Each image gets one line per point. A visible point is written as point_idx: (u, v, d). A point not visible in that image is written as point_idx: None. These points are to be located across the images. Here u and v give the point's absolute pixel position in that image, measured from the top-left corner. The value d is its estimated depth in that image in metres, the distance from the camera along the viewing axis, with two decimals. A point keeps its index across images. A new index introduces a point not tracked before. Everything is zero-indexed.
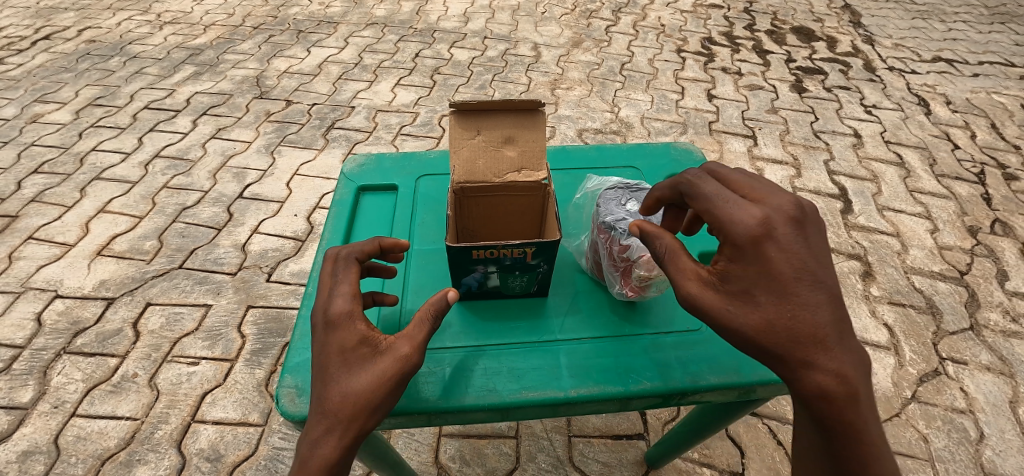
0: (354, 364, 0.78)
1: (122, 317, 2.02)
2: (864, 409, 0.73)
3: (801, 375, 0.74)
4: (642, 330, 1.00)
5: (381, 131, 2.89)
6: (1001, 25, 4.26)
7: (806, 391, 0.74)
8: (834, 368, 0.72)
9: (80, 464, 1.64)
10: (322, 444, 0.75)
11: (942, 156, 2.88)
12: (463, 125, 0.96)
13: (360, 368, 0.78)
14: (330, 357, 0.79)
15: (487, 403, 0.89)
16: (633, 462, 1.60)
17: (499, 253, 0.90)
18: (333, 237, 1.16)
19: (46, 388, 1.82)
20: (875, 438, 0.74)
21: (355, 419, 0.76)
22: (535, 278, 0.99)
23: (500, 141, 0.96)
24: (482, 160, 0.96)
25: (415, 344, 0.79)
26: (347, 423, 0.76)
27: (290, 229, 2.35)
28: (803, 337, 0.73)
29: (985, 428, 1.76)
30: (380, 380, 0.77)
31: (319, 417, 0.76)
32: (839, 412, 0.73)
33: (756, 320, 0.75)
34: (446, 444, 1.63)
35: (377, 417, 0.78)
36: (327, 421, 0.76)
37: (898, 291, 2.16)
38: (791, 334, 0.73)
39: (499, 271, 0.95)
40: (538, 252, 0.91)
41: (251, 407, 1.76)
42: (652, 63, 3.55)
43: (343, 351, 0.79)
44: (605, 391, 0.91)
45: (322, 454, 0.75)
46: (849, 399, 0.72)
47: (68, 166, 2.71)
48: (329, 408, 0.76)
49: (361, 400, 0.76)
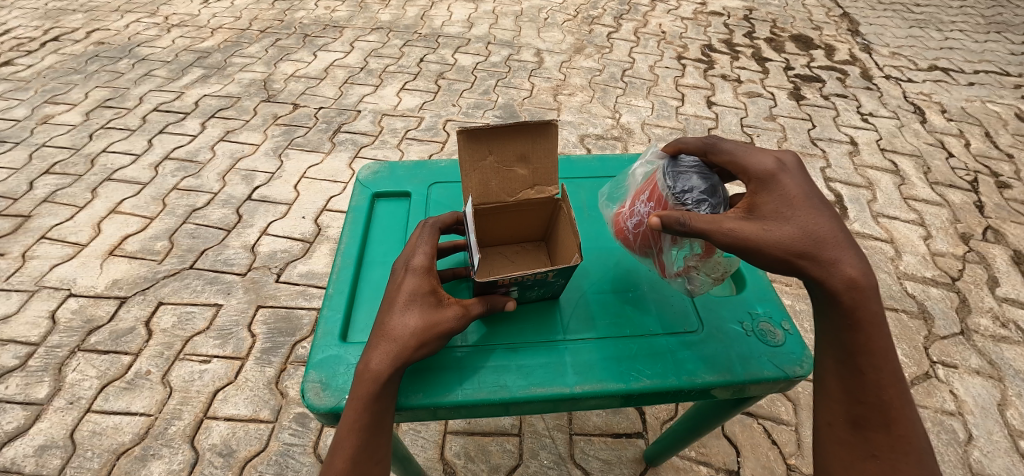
0: (420, 309, 0.90)
1: (135, 316, 2.07)
2: (877, 307, 0.86)
3: (833, 272, 0.85)
4: (643, 331, 1.06)
5: (387, 135, 2.95)
6: (997, 34, 4.33)
7: (838, 285, 0.85)
8: (856, 268, 0.85)
9: (96, 459, 1.69)
10: (376, 360, 0.86)
11: (936, 165, 2.94)
12: (473, 148, 1.01)
13: (419, 310, 0.90)
14: (399, 297, 0.91)
15: (498, 398, 0.95)
16: (632, 460, 1.66)
17: (522, 278, 0.93)
18: (351, 242, 1.22)
19: (61, 384, 1.87)
20: (883, 336, 0.87)
21: (407, 351, 0.87)
22: (551, 290, 1.03)
23: (512, 160, 1.02)
24: (495, 181, 1.03)
25: (467, 313, 0.92)
26: (399, 351, 0.87)
27: (297, 231, 2.41)
28: (828, 244, 0.85)
29: (973, 430, 1.82)
30: (433, 328, 0.88)
31: (379, 339, 0.88)
32: (858, 309, 0.86)
33: (796, 232, 0.85)
34: (451, 441, 1.68)
35: (421, 354, 0.89)
36: (386, 346, 0.87)
37: (891, 296, 2.22)
38: (820, 241, 0.84)
39: (520, 288, 0.98)
40: (559, 272, 0.95)
41: (262, 404, 1.82)
42: (653, 70, 3.61)
43: (413, 298, 0.91)
44: (607, 388, 0.96)
45: (374, 368, 0.86)
46: (869, 295, 0.85)
47: (79, 167, 2.76)
48: (390, 334, 0.88)
49: (414, 337, 0.87)
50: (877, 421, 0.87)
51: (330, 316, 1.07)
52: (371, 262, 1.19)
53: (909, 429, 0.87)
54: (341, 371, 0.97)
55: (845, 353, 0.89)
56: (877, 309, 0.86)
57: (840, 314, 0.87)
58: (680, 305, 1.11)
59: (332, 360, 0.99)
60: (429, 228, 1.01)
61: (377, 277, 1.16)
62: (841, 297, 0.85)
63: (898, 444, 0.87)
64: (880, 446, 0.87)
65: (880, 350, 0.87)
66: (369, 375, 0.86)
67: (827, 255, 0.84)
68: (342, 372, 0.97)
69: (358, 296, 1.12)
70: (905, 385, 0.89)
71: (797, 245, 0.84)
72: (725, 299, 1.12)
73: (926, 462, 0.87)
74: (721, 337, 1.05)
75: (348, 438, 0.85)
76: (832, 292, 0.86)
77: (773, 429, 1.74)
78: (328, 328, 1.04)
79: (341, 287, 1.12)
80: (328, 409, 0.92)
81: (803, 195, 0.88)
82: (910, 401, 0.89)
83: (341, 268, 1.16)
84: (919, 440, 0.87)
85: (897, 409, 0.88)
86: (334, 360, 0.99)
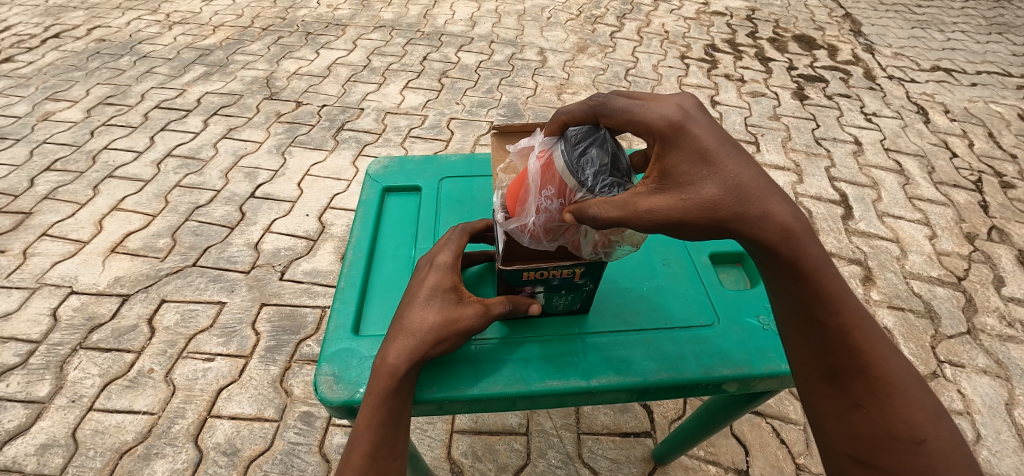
0: (438, 304, 0.88)
1: (137, 314, 2.05)
2: (817, 246, 0.73)
3: (763, 222, 0.71)
4: (657, 324, 1.05)
5: (391, 133, 2.94)
6: (998, 35, 4.33)
7: (771, 235, 0.72)
8: (785, 207, 0.72)
9: (99, 457, 1.67)
10: (393, 354, 0.85)
11: (941, 165, 2.93)
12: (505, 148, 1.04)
13: (439, 305, 0.88)
14: (420, 293, 0.91)
15: (513, 392, 0.94)
16: (641, 459, 1.64)
17: (548, 273, 0.92)
18: (361, 236, 1.21)
19: (63, 382, 1.85)
20: (833, 278, 0.74)
21: (424, 346, 0.86)
22: (579, 297, 1.01)
23: None
24: None
25: (488, 312, 0.90)
26: (416, 345, 0.85)
27: (301, 229, 2.39)
28: (753, 195, 0.71)
29: (981, 429, 1.81)
30: (452, 324, 0.87)
31: (398, 333, 0.87)
32: (800, 254, 0.72)
33: (713, 188, 0.71)
34: (458, 440, 1.67)
35: (438, 351, 0.88)
36: (404, 338, 0.86)
37: (897, 295, 2.21)
38: (745, 197, 0.71)
39: (546, 290, 0.97)
40: (586, 272, 0.93)
41: (267, 403, 1.80)
42: (656, 69, 3.61)
43: (433, 293, 0.90)
44: (624, 381, 0.95)
45: (390, 362, 0.84)
46: (805, 235, 0.73)
47: (80, 164, 2.74)
48: (409, 329, 0.87)
49: (433, 332, 0.86)
50: (850, 372, 0.74)
51: (342, 310, 1.05)
52: (382, 256, 1.17)
53: (893, 374, 0.73)
54: (354, 365, 0.95)
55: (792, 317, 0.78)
56: (818, 251, 0.73)
57: (782, 267, 0.74)
58: (694, 300, 1.10)
59: (344, 354, 0.97)
60: (461, 231, 1.02)
61: (389, 270, 1.14)
62: (778, 248, 0.72)
63: (885, 393, 0.73)
64: (860, 394, 0.74)
65: (835, 295, 0.74)
66: (385, 369, 0.84)
67: (753, 206, 0.71)
68: (355, 365, 0.95)
69: (370, 290, 1.11)
70: (874, 323, 0.75)
71: (714, 208, 0.71)
72: (741, 294, 1.11)
73: (920, 399, 0.73)
74: (737, 332, 1.03)
75: (365, 432, 0.83)
76: (771, 243, 0.72)
77: (782, 428, 1.73)
78: (340, 321, 1.03)
79: (352, 280, 1.11)
80: (341, 402, 0.90)
81: (718, 137, 0.73)
82: (886, 338, 0.75)
83: (352, 262, 1.15)
84: (904, 378, 0.74)
85: (869, 364, 0.74)
86: (346, 354, 0.97)
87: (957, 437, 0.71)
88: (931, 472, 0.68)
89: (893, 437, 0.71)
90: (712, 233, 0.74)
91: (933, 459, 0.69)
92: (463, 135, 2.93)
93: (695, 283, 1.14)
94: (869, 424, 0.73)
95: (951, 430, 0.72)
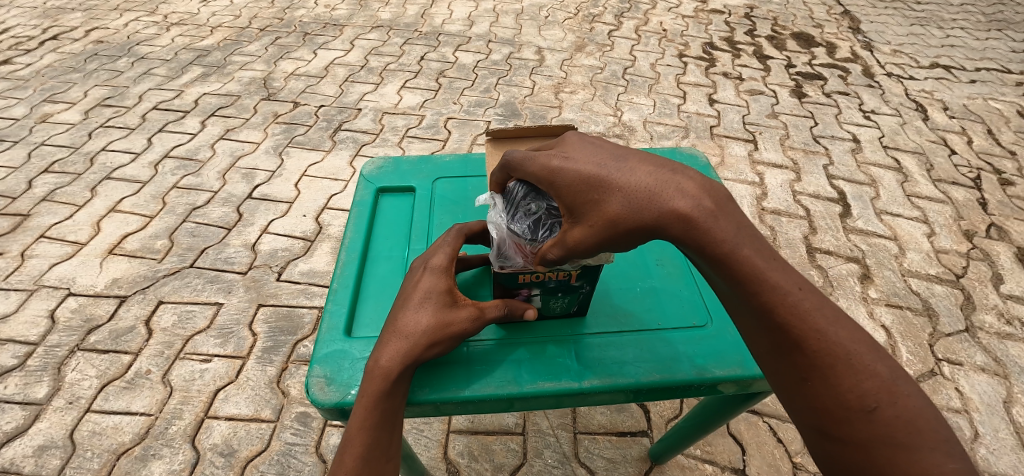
0: (432, 308, 0.88)
1: (135, 315, 2.05)
2: (731, 225, 0.73)
3: (663, 219, 0.74)
4: (651, 325, 1.05)
5: (388, 133, 2.94)
6: (998, 31, 4.32)
7: (675, 229, 0.74)
8: (687, 197, 0.73)
9: (96, 459, 1.67)
10: (386, 357, 0.85)
11: (940, 162, 2.92)
12: (500, 152, 1.04)
13: (432, 309, 0.88)
14: (414, 295, 0.91)
15: (505, 393, 0.93)
16: (638, 458, 1.64)
17: (543, 276, 0.93)
18: (355, 237, 1.21)
19: (60, 384, 1.86)
20: (756, 255, 0.73)
21: (418, 348, 0.86)
22: (575, 300, 1.00)
23: None
24: None
25: (481, 315, 0.91)
26: (409, 348, 0.85)
27: (298, 229, 2.39)
28: (646, 200, 0.75)
29: (979, 427, 1.80)
30: (445, 327, 0.87)
31: (391, 336, 0.86)
32: (713, 235, 0.72)
33: (612, 207, 0.77)
34: (454, 440, 1.67)
35: (431, 355, 0.88)
36: (397, 341, 0.86)
37: (895, 293, 2.21)
38: (641, 205, 0.75)
39: (542, 293, 0.97)
40: (582, 274, 0.93)
41: (264, 403, 1.80)
42: (654, 68, 3.60)
43: (428, 296, 0.90)
44: (617, 382, 0.95)
45: (383, 364, 0.84)
46: (717, 215, 0.73)
47: (79, 165, 2.74)
48: (402, 331, 0.86)
49: (426, 335, 0.86)
50: (790, 347, 0.72)
51: (335, 311, 1.05)
52: (376, 257, 1.17)
53: (837, 343, 0.70)
54: (346, 366, 0.95)
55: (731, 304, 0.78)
56: (732, 228, 0.73)
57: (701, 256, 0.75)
58: (688, 300, 1.10)
59: (337, 355, 0.97)
60: (457, 232, 1.02)
61: (382, 271, 1.14)
62: (686, 239, 0.74)
63: (829, 364, 0.69)
64: (803, 366, 0.71)
65: (759, 274, 0.72)
66: (378, 371, 0.84)
67: (652, 209, 0.74)
68: (348, 367, 0.95)
69: (363, 291, 1.11)
70: (809, 294, 0.73)
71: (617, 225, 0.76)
72: None
73: (870, 366, 0.69)
74: (731, 332, 1.03)
75: (358, 435, 0.83)
76: (685, 231, 0.73)
77: (779, 427, 1.73)
78: (333, 322, 1.03)
79: (345, 282, 1.11)
80: (333, 404, 0.90)
81: (605, 158, 0.81)
82: (824, 309, 0.72)
83: (346, 263, 1.15)
84: (849, 345, 0.70)
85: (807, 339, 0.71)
86: (339, 355, 0.97)
87: (914, 400, 0.68)
88: (890, 437, 0.66)
89: (843, 408, 0.68)
90: (632, 241, 0.78)
91: (887, 426, 0.67)
92: (460, 134, 2.92)
93: (689, 283, 1.14)
94: (818, 398, 0.70)
95: (907, 395, 0.68)
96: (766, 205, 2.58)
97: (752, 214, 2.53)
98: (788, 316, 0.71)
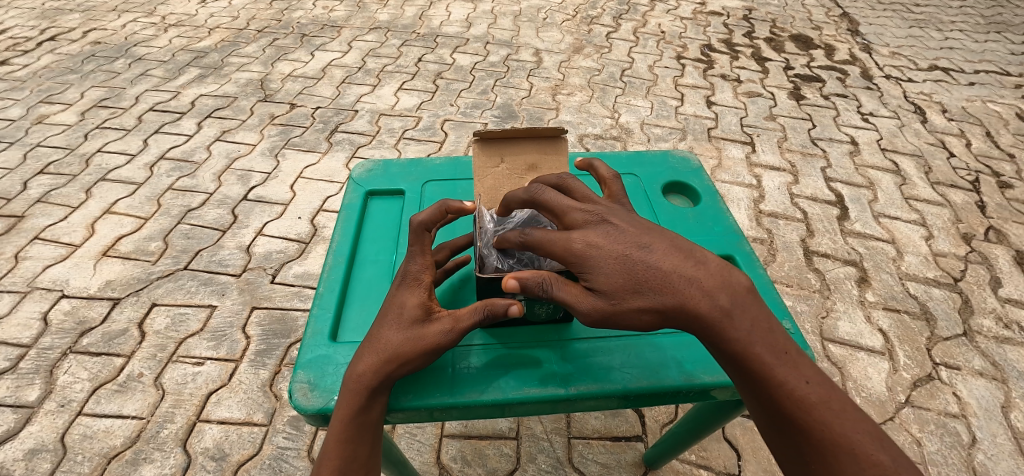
0: (405, 325, 0.86)
1: (128, 318, 2.04)
2: (744, 323, 0.79)
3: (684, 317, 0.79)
4: (639, 330, 1.04)
5: (384, 135, 2.93)
6: (997, 34, 4.31)
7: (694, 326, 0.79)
8: (705, 295, 0.79)
9: (87, 462, 1.66)
10: (359, 373, 0.84)
11: (938, 165, 2.91)
12: (487, 152, 1.02)
13: (403, 326, 0.86)
14: (391, 310, 0.89)
15: (491, 400, 0.92)
16: (632, 463, 1.63)
17: None
18: (342, 240, 1.20)
19: (52, 386, 1.84)
20: (766, 352, 0.78)
21: (392, 365, 0.85)
22: (561, 305, 0.99)
23: (523, 169, 1.02)
24: (506, 188, 1.03)
25: (457, 326, 0.85)
26: (381, 365, 0.84)
27: (294, 231, 2.39)
28: (666, 293, 0.79)
29: (977, 432, 1.79)
30: (416, 345, 0.85)
31: (364, 353, 0.86)
32: (725, 334, 0.78)
33: (630, 294, 0.79)
34: (447, 445, 1.66)
35: (405, 371, 0.86)
36: (372, 355, 0.85)
37: (892, 297, 2.20)
38: (660, 297, 0.79)
39: (526, 300, 0.96)
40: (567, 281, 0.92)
41: (256, 407, 1.79)
42: (652, 70, 3.60)
43: (401, 310, 0.88)
44: (604, 388, 0.94)
45: (356, 381, 0.84)
46: (730, 314, 0.78)
47: (74, 167, 2.73)
48: (376, 348, 0.86)
49: (397, 354, 0.85)
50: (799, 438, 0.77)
51: (320, 315, 1.04)
52: (363, 261, 1.16)
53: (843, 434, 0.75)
54: (330, 371, 0.94)
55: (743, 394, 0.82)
56: (746, 326, 0.79)
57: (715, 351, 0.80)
58: None
59: (321, 360, 0.96)
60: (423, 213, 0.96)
61: (369, 275, 1.14)
62: (701, 332, 0.80)
63: (839, 455, 0.74)
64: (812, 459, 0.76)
65: (765, 371, 0.78)
66: (353, 387, 0.84)
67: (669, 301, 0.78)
68: (331, 372, 0.94)
69: (349, 295, 1.10)
70: (818, 389, 0.78)
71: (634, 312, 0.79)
72: None
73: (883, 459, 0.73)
74: None
75: (336, 450, 0.84)
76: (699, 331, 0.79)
77: None
78: (318, 328, 1.02)
79: (331, 286, 1.10)
80: (315, 411, 0.89)
81: (629, 244, 0.81)
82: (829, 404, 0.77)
83: (333, 266, 1.14)
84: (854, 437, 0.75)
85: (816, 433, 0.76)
86: (323, 361, 0.96)
87: None
88: None
89: None
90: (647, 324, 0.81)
91: None
92: (457, 136, 2.92)
93: None
94: None
95: None
96: (763, 208, 2.57)
97: (749, 217, 2.52)
98: (796, 411, 0.76)
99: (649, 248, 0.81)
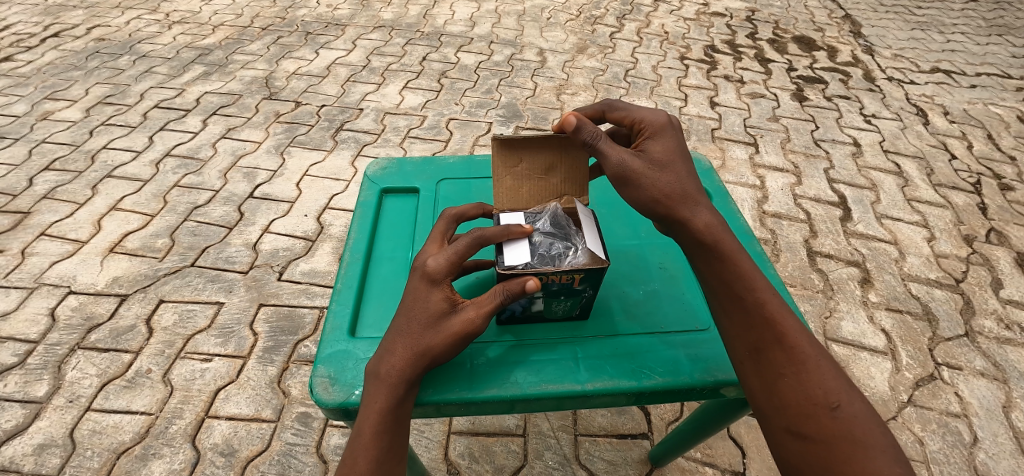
0: (434, 319, 0.87)
1: (136, 314, 2.05)
2: (735, 242, 0.90)
3: (692, 215, 0.90)
4: (653, 328, 1.05)
5: (390, 133, 2.94)
6: (998, 37, 4.33)
7: (698, 227, 0.90)
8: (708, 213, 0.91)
9: (96, 458, 1.67)
10: (392, 367, 0.86)
11: (940, 167, 2.93)
12: (505, 154, 1.01)
13: (433, 320, 0.87)
14: (416, 304, 0.88)
15: (508, 394, 0.94)
16: (638, 460, 1.64)
17: (548, 278, 0.92)
18: (358, 238, 1.21)
19: (60, 382, 1.85)
20: (751, 267, 0.89)
21: (424, 360, 0.87)
22: (577, 303, 1.01)
23: (543, 169, 1.04)
24: (527, 188, 1.05)
25: (485, 314, 0.87)
26: (415, 359, 0.86)
27: (300, 229, 2.39)
28: (690, 189, 0.92)
29: (978, 431, 1.81)
30: (447, 336, 0.86)
31: (397, 347, 0.87)
32: (720, 239, 0.89)
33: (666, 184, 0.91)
34: (455, 442, 1.67)
35: (437, 362, 0.88)
36: (404, 350, 0.87)
37: (895, 297, 2.21)
38: (683, 188, 0.91)
39: (544, 296, 0.97)
40: (586, 278, 0.93)
41: (265, 404, 1.80)
42: (656, 70, 3.61)
43: (427, 305, 0.87)
44: (619, 385, 0.95)
45: (390, 375, 0.86)
46: (721, 233, 0.90)
47: (79, 163, 2.74)
48: (407, 343, 0.87)
49: (430, 348, 0.86)
50: (771, 342, 0.84)
51: (339, 312, 1.05)
52: (379, 258, 1.18)
53: (804, 344, 0.83)
54: (350, 367, 0.96)
55: (724, 302, 0.89)
56: (733, 245, 0.90)
57: (708, 255, 0.90)
58: (690, 304, 1.11)
59: (340, 356, 0.97)
60: (449, 218, 0.99)
61: (386, 272, 1.15)
62: (702, 233, 0.90)
63: (797, 359, 0.82)
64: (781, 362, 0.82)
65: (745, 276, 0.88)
66: (386, 381, 0.86)
67: (683, 203, 0.90)
68: (351, 367, 0.95)
69: (367, 291, 1.11)
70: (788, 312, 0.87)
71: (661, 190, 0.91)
72: None
73: (831, 373, 0.81)
74: None
75: (372, 443, 0.84)
76: (691, 239, 0.91)
77: None
78: (336, 323, 1.03)
79: (349, 282, 1.11)
80: (336, 404, 0.90)
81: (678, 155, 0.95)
82: (794, 319, 0.86)
83: (350, 263, 1.15)
84: (813, 349, 0.83)
85: (779, 335, 0.84)
86: (342, 356, 0.97)
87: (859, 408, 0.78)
88: (851, 431, 0.75)
89: (809, 402, 0.79)
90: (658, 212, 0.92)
91: (850, 420, 0.76)
92: (462, 135, 2.93)
93: (692, 287, 1.14)
94: (793, 392, 0.80)
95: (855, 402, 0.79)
96: (767, 208, 2.59)
97: (753, 217, 2.54)
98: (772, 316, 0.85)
99: (670, 170, 0.92)
